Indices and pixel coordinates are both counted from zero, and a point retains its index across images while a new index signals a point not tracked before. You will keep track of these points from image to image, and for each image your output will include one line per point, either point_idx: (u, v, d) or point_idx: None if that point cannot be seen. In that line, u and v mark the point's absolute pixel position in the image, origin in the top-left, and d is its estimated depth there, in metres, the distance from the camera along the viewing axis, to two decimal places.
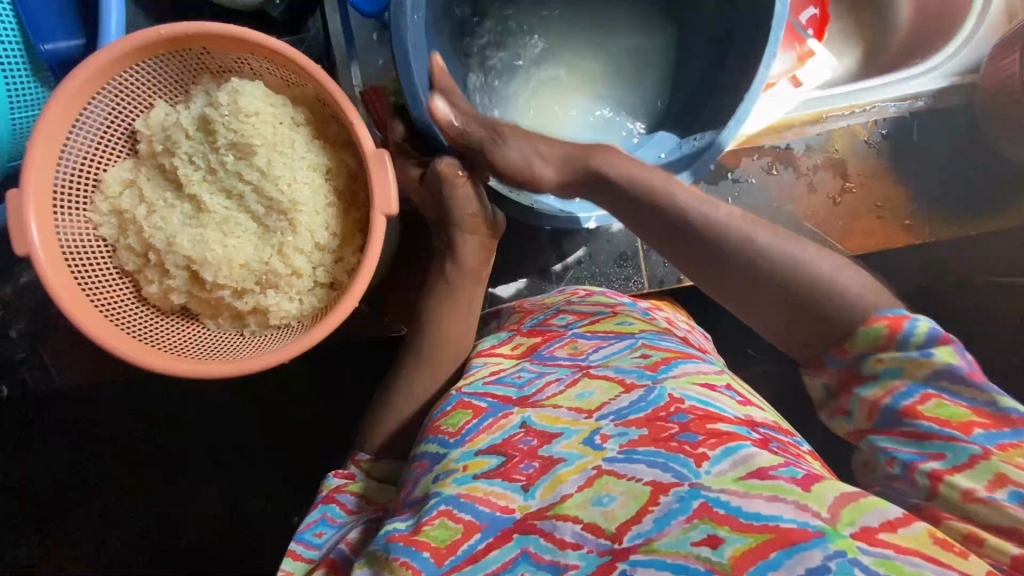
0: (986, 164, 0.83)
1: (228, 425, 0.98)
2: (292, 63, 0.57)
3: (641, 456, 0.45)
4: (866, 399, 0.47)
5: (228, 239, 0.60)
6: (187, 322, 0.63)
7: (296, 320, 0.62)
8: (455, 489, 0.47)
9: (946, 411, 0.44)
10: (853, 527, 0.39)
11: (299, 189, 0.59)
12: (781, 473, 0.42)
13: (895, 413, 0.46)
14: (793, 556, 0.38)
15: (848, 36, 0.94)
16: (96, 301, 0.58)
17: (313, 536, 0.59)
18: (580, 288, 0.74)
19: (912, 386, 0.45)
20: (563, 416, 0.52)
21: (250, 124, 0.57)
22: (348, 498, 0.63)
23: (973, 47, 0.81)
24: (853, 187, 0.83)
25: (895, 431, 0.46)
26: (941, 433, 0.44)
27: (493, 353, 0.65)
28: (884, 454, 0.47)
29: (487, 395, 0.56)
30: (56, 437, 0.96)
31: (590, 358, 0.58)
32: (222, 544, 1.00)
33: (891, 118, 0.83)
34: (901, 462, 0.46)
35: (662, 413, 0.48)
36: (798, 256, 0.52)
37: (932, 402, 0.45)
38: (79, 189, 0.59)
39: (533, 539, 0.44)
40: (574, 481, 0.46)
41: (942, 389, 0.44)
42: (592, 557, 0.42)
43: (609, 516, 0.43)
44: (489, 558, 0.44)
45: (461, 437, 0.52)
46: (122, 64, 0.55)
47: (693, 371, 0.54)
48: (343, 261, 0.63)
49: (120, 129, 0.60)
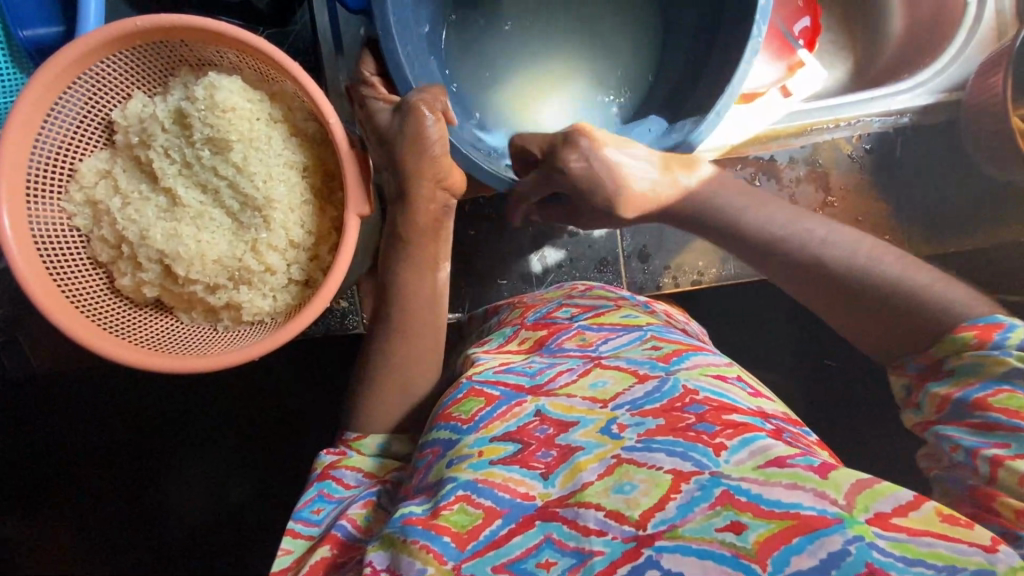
0: (970, 183, 0.84)
1: (208, 416, 0.98)
2: (270, 59, 0.56)
3: (660, 445, 0.44)
4: (937, 393, 0.53)
5: (202, 234, 0.59)
6: (160, 315, 0.63)
7: (269, 316, 0.62)
8: (471, 474, 0.45)
9: (1016, 404, 0.48)
10: (868, 513, 0.39)
11: (274, 185, 0.59)
12: (798, 462, 0.42)
13: (965, 406, 0.51)
14: (814, 541, 0.37)
15: (840, 48, 0.94)
16: (67, 291, 0.57)
17: (310, 514, 0.57)
18: (579, 283, 0.76)
19: (986, 382, 0.50)
20: (578, 405, 0.50)
21: (226, 119, 0.57)
22: (345, 473, 0.61)
23: (961, 64, 0.81)
24: (835, 201, 0.83)
25: (963, 422, 0.51)
26: (1008, 423, 0.48)
27: (502, 350, 0.63)
28: (948, 440, 0.51)
29: (498, 383, 0.53)
30: (32, 423, 0.96)
31: (600, 349, 0.58)
32: (199, 532, 1.01)
33: (874, 133, 0.84)
34: (964, 448, 0.50)
35: (679, 403, 0.48)
36: (890, 272, 0.58)
37: (1003, 394, 0.49)
38: (54, 178, 0.58)
39: (555, 526, 0.42)
40: (593, 469, 0.44)
41: (1016, 385, 0.49)
42: (617, 544, 0.40)
43: (632, 504, 0.41)
44: (512, 544, 0.42)
45: (474, 423, 0.50)
46: (99, 54, 0.55)
47: (705, 363, 0.53)
48: (318, 259, 0.63)
49: (96, 119, 0.60)
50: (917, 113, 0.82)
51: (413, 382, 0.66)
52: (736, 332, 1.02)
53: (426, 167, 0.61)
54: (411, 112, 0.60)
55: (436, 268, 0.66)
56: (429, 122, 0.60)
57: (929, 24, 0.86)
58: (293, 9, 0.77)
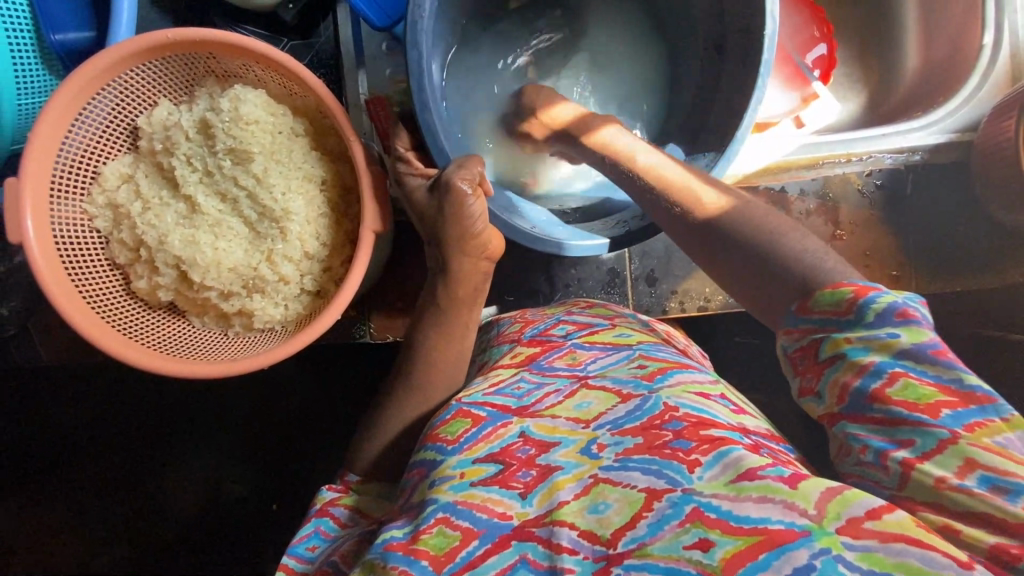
0: (976, 224, 0.85)
1: (203, 416, 0.99)
2: (294, 74, 0.58)
3: (636, 464, 0.45)
4: (836, 380, 0.45)
5: (219, 241, 0.60)
6: (173, 318, 0.64)
7: (280, 325, 0.64)
8: (452, 496, 0.46)
9: (914, 393, 0.42)
10: (839, 521, 0.39)
11: (291, 198, 0.60)
12: (768, 473, 0.42)
13: (864, 398, 0.44)
14: (780, 556, 0.38)
15: (853, 82, 0.95)
16: (84, 292, 0.59)
17: (305, 550, 0.59)
18: (581, 300, 0.77)
19: (881, 365, 0.43)
20: (561, 426, 0.50)
21: (249, 131, 0.58)
22: (341, 511, 0.62)
23: (973, 106, 0.81)
24: (844, 234, 0.84)
25: (866, 417, 0.44)
26: (909, 418, 0.42)
27: (495, 367, 0.63)
28: (855, 441, 0.45)
29: (486, 404, 0.54)
30: (35, 416, 0.96)
31: (588, 367, 0.58)
32: (196, 529, 1.01)
33: (886, 169, 0.84)
34: (873, 450, 0.44)
35: (658, 421, 0.47)
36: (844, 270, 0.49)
37: (899, 382, 0.43)
38: (78, 179, 0.60)
39: (530, 546, 0.43)
40: (570, 489, 0.45)
41: (908, 367, 0.43)
42: (588, 563, 0.41)
43: (604, 523, 0.42)
44: (488, 565, 0.43)
45: (459, 445, 0.50)
46: (129, 63, 0.56)
47: (688, 381, 0.53)
48: (331, 271, 0.64)
49: (122, 124, 0.61)
50: (929, 151, 0.82)
51: (416, 397, 0.67)
52: (744, 356, 1.02)
53: (469, 244, 0.64)
54: (450, 191, 0.62)
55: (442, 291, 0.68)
56: (469, 201, 0.62)
57: (942, 63, 0.87)
58: (318, 20, 0.80)
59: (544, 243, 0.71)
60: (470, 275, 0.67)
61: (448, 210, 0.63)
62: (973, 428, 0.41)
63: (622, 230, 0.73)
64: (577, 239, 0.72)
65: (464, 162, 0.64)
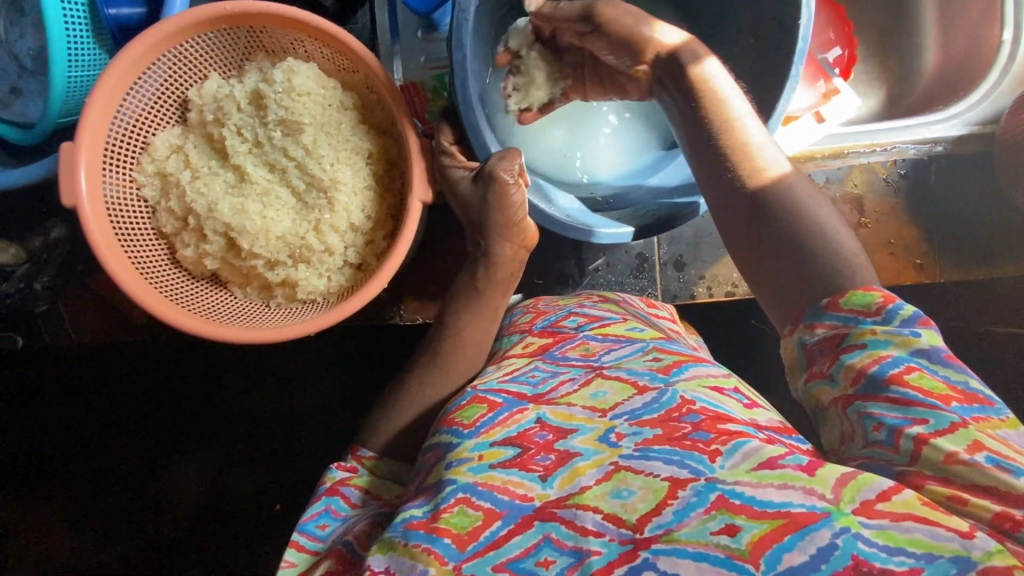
0: (995, 215, 0.87)
1: (215, 403, 0.98)
2: (347, 48, 0.60)
3: (657, 454, 0.44)
4: (852, 366, 0.44)
5: (267, 210, 0.61)
6: (215, 288, 0.65)
7: (322, 296, 0.64)
8: (471, 477, 0.46)
9: (928, 383, 0.42)
10: (853, 503, 0.39)
11: (340, 168, 0.62)
12: (787, 462, 0.42)
13: (881, 381, 0.43)
14: (804, 537, 0.38)
15: (872, 79, 0.98)
16: (133, 258, 0.60)
17: (316, 528, 0.57)
18: (593, 292, 0.75)
19: (900, 356, 0.43)
20: (578, 414, 0.51)
21: (301, 102, 0.60)
22: (352, 491, 0.61)
23: (993, 100, 0.83)
24: (869, 223, 0.87)
25: (880, 397, 0.43)
26: (924, 401, 0.42)
27: (506, 357, 0.64)
28: (869, 420, 0.43)
29: (501, 391, 0.55)
30: (53, 401, 0.97)
31: (603, 359, 0.58)
32: (207, 518, 1.00)
33: (910, 160, 0.87)
34: (887, 427, 0.42)
35: (675, 414, 0.48)
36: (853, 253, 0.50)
37: (915, 372, 0.43)
38: (129, 148, 0.61)
39: (554, 526, 0.42)
40: (592, 474, 0.45)
41: (923, 364, 0.43)
42: (614, 545, 0.40)
43: (629, 508, 0.42)
44: (512, 544, 0.42)
45: (475, 428, 0.50)
46: (186, 34, 0.58)
47: (703, 375, 0.54)
48: (373, 244, 0.65)
49: (173, 96, 0.63)
50: (951, 143, 0.84)
51: (442, 381, 0.68)
52: None
53: (512, 230, 0.67)
54: (493, 181, 0.64)
55: (472, 276, 0.70)
56: (511, 190, 0.64)
57: (960, 60, 0.89)
58: (355, 9, 0.82)
59: (571, 230, 0.72)
60: (510, 262, 0.69)
61: (491, 199, 0.65)
62: (979, 420, 0.41)
63: (665, 211, 0.75)
64: (608, 227, 0.73)
65: (504, 153, 0.65)
